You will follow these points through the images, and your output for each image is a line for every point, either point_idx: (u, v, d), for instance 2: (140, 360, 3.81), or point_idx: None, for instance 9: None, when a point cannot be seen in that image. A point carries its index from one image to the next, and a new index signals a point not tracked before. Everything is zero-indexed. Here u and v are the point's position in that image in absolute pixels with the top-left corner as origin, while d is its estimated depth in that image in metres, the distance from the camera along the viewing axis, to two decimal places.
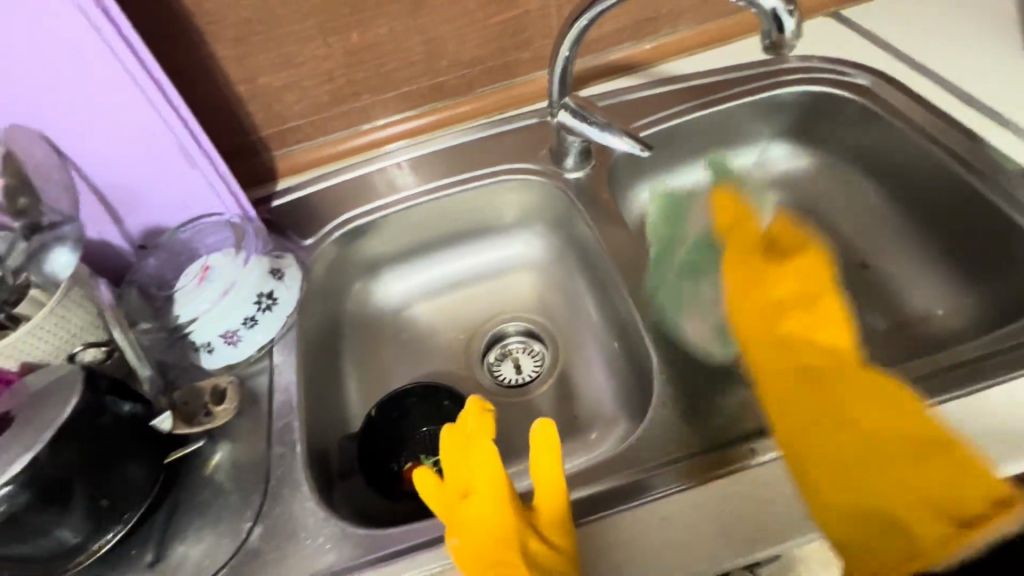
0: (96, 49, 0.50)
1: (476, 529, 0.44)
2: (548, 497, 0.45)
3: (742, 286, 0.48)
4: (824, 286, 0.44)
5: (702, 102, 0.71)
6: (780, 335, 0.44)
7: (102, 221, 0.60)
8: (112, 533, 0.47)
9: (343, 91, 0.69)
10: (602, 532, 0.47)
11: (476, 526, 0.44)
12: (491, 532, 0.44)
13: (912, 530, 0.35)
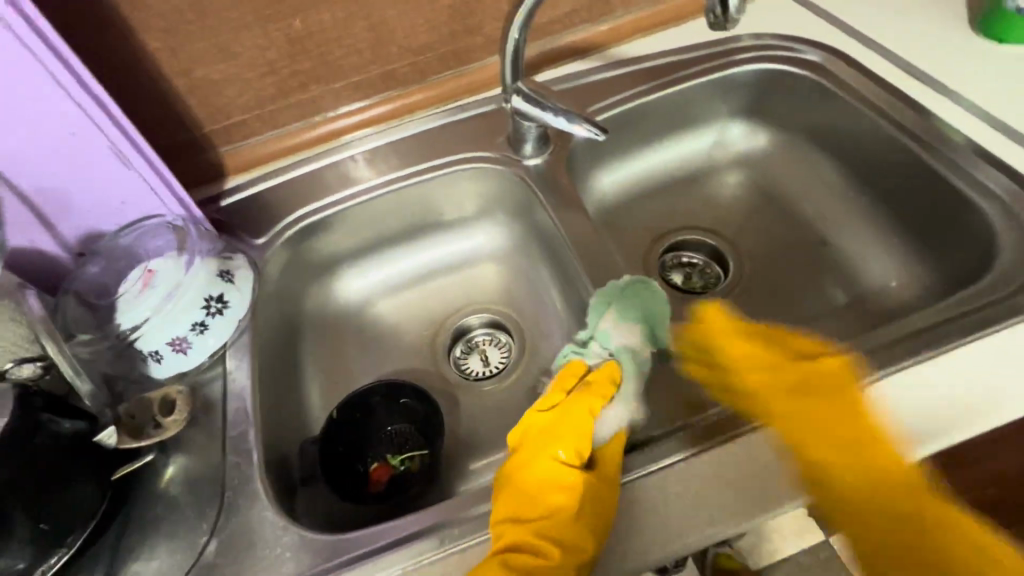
0: (8, 45, 0.46)
1: (539, 455, 0.48)
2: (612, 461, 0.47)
3: (809, 415, 0.49)
4: (845, 389, 0.49)
5: (658, 83, 0.71)
6: (878, 469, 0.46)
7: (33, 230, 0.57)
8: (56, 557, 0.44)
9: (288, 83, 0.67)
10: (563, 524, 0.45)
11: (538, 455, 0.48)
12: (546, 468, 0.47)
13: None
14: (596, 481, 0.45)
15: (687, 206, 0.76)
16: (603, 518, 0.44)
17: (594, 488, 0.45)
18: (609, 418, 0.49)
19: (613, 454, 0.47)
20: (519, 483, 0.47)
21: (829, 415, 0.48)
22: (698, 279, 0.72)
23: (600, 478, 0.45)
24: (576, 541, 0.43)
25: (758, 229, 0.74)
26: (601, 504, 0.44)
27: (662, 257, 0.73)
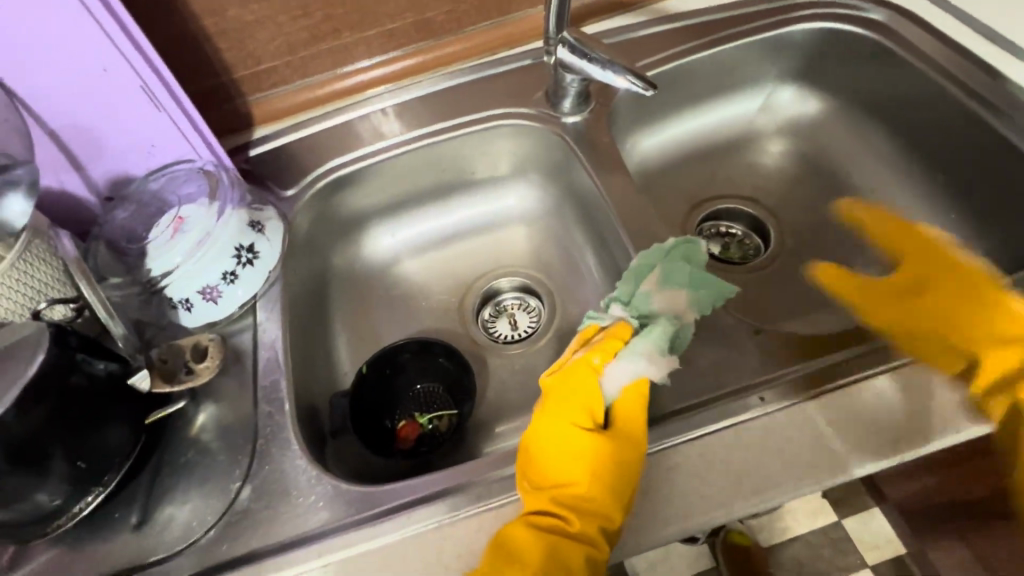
0: None
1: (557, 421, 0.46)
2: (634, 428, 0.45)
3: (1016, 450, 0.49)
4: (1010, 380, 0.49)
5: (708, 39, 0.67)
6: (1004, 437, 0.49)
7: (62, 170, 0.56)
8: (92, 495, 0.46)
9: (321, 27, 0.64)
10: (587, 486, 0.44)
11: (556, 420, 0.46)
12: (565, 433, 0.45)
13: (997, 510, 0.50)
14: (615, 445, 0.44)
15: (728, 173, 0.73)
16: (625, 483, 0.43)
17: (615, 451, 0.44)
18: (616, 375, 0.47)
19: (630, 411, 0.46)
20: (541, 449, 0.45)
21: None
22: (737, 249, 0.69)
23: (618, 441, 0.44)
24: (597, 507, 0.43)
25: (803, 200, 0.71)
26: (623, 467, 0.43)
27: (701, 226, 0.71)
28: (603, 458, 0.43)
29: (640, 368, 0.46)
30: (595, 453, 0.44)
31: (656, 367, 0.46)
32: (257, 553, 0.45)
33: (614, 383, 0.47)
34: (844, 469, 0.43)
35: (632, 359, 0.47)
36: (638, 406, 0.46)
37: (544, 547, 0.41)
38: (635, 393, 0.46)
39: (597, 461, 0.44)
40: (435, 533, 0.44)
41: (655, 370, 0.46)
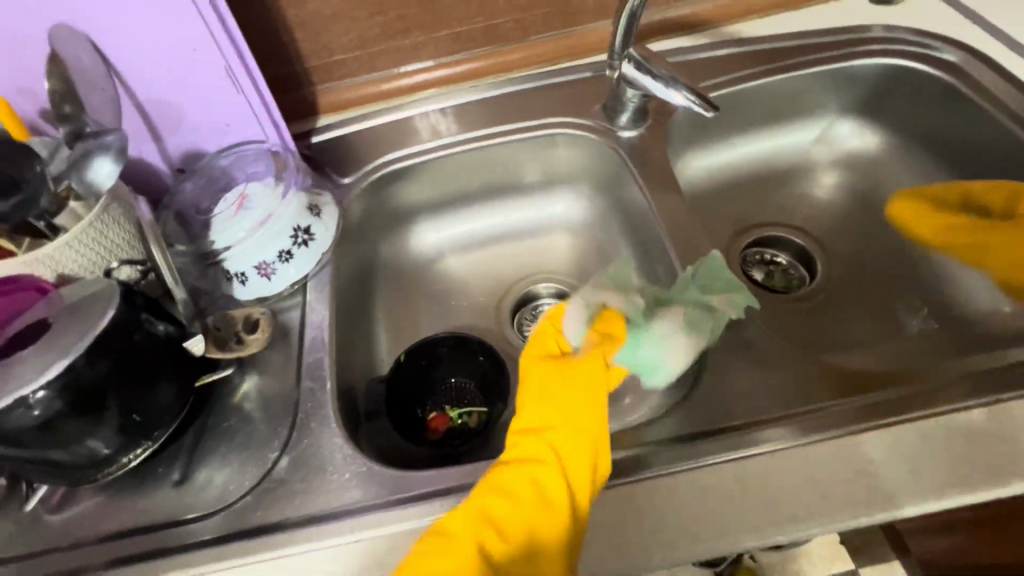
0: None
1: (533, 361, 0.48)
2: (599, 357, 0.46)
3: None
4: None
5: (772, 65, 0.67)
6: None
7: (143, 141, 0.59)
8: (141, 448, 0.48)
9: (393, 26, 0.67)
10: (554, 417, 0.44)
11: (531, 357, 0.48)
12: (536, 367, 0.47)
13: None
14: (580, 379, 0.45)
15: (779, 201, 0.73)
16: (587, 419, 0.44)
17: (576, 380, 0.45)
18: (576, 313, 0.49)
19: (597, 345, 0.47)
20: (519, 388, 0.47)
21: None
22: (781, 278, 0.69)
23: (584, 376, 0.45)
24: (560, 447, 0.43)
25: (854, 235, 0.70)
26: (583, 396, 0.45)
27: (746, 251, 0.70)
28: (567, 387, 0.45)
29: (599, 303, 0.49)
30: (560, 381, 0.45)
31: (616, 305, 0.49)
32: (288, 523, 0.46)
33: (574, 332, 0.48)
34: (885, 508, 0.42)
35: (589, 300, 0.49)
36: (611, 335, 0.48)
37: (507, 476, 0.42)
38: (608, 326, 0.48)
39: (562, 394, 0.45)
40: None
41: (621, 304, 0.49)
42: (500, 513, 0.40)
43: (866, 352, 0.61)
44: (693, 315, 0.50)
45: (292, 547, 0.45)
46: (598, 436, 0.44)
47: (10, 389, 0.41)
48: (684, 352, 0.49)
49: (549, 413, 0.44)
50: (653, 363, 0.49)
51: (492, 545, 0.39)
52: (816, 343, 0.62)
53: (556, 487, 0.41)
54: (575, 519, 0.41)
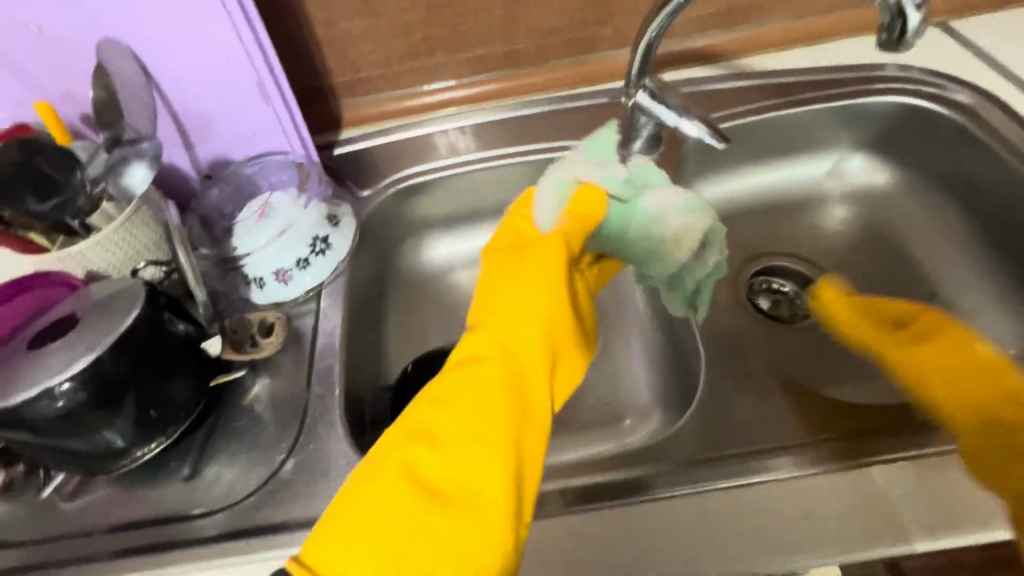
0: None
1: (496, 262, 0.49)
2: (563, 239, 0.48)
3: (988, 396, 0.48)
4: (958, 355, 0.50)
5: (784, 100, 0.69)
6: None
7: (175, 147, 0.62)
8: (155, 443, 0.50)
9: (417, 46, 0.69)
10: (509, 303, 0.45)
11: (495, 257, 0.49)
12: (497, 265, 0.48)
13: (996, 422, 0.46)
14: (537, 274, 0.45)
15: (788, 232, 0.73)
16: (541, 308, 0.44)
17: (534, 266, 0.46)
18: (541, 207, 0.51)
19: (563, 229, 0.49)
20: (483, 286, 0.48)
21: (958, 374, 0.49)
22: (787, 308, 0.69)
23: (542, 270, 0.46)
24: (511, 339, 0.43)
25: (862, 268, 0.70)
26: (540, 286, 0.45)
27: (753, 279, 0.71)
28: (524, 278, 0.46)
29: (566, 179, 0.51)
30: (519, 272, 0.46)
31: (590, 175, 0.52)
32: (289, 523, 0.48)
33: (546, 208, 0.50)
34: (875, 546, 0.42)
35: (553, 185, 0.52)
36: (590, 208, 0.51)
37: (462, 369, 0.42)
38: (589, 200, 0.51)
39: (517, 295, 0.45)
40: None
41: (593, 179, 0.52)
42: (448, 411, 0.40)
43: (866, 386, 0.61)
44: (684, 198, 0.53)
45: (292, 548, 0.46)
46: (554, 338, 0.44)
47: (37, 379, 0.43)
48: (682, 236, 0.53)
49: (503, 315, 0.45)
50: (651, 248, 0.53)
51: (436, 440, 0.39)
52: (817, 376, 0.63)
53: (505, 383, 0.41)
54: (526, 418, 0.41)
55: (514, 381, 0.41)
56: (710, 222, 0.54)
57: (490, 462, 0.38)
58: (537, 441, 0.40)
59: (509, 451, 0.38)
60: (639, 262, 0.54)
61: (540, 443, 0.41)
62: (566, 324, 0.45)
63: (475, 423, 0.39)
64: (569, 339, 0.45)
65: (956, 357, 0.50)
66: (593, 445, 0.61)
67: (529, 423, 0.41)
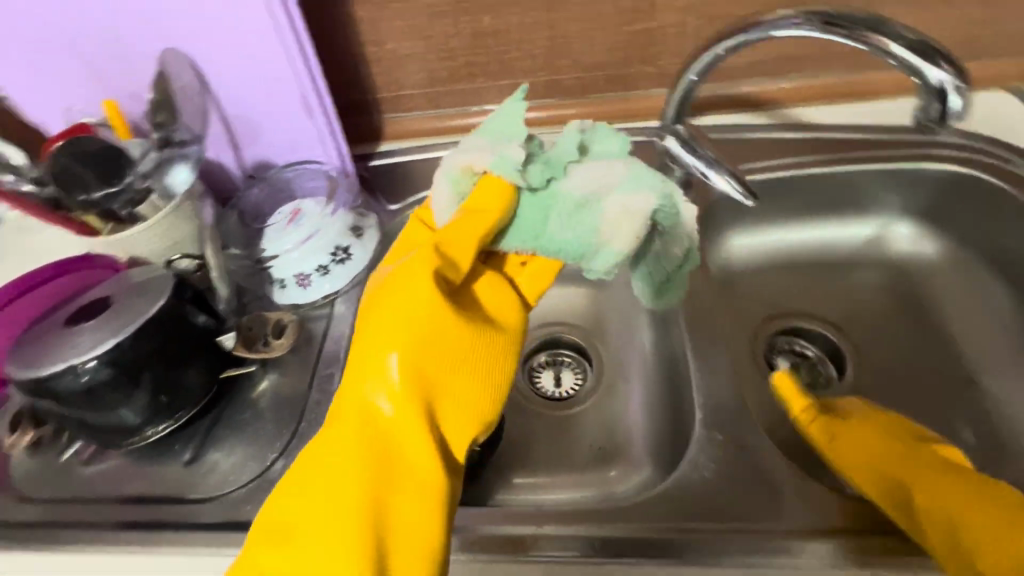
0: (255, 7, 0.55)
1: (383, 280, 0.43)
2: (449, 251, 0.41)
3: (871, 451, 0.47)
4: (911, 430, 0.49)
5: (829, 157, 0.66)
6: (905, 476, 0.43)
7: (223, 148, 0.66)
8: (164, 425, 0.53)
9: (460, 70, 0.71)
10: (384, 331, 0.39)
11: (381, 275, 0.44)
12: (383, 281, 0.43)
13: (886, 476, 0.44)
14: (408, 313, 0.39)
15: (818, 292, 0.70)
16: (419, 344, 0.39)
17: (411, 291, 0.39)
18: (438, 208, 0.45)
19: (450, 237, 0.41)
20: (366, 311, 0.43)
21: (895, 437, 0.47)
22: (806, 374, 0.66)
23: (412, 306, 0.39)
24: (381, 386, 0.38)
25: (894, 342, 0.65)
26: (420, 321, 0.39)
27: (774, 338, 0.68)
28: (400, 308, 0.40)
29: (457, 168, 0.43)
30: (395, 296, 0.40)
31: (481, 157, 0.43)
32: None
33: (444, 210, 0.45)
34: None
35: (447, 179, 0.44)
36: (487, 202, 0.42)
37: (330, 429, 0.39)
38: (487, 193, 0.43)
39: (387, 335, 0.39)
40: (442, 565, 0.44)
41: (485, 161, 0.43)
42: (310, 486, 0.37)
43: None
44: (622, 172, 0.44)
45: None
46: (427, 383, 0.39)
47: (64, 356, 0.47)
48: (623, 223, 0.43)
49: (368, 360, 0.39)
50: (589, 238, 0.44)
51: (297, 522, 0.36)
52: None
53: (365, 452, 0.37)
54: (397, 480, 0.38)
55: (382, 438, 0.38)
56: (663, 198, 0.44)
57: (347, 543, 0.35)
58: (415, 504, 0.37)
59: (369, 524, 0.36)
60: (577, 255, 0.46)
61: (418, 507, 0.37)
62: (446, 366, 0.40)
63: (335, 498, 0.36)
64: (453, 382, 0.40)
65: (895, 426, 0.49)
66: (579, 487, 0.60)
67: (400, 486, 0.38)
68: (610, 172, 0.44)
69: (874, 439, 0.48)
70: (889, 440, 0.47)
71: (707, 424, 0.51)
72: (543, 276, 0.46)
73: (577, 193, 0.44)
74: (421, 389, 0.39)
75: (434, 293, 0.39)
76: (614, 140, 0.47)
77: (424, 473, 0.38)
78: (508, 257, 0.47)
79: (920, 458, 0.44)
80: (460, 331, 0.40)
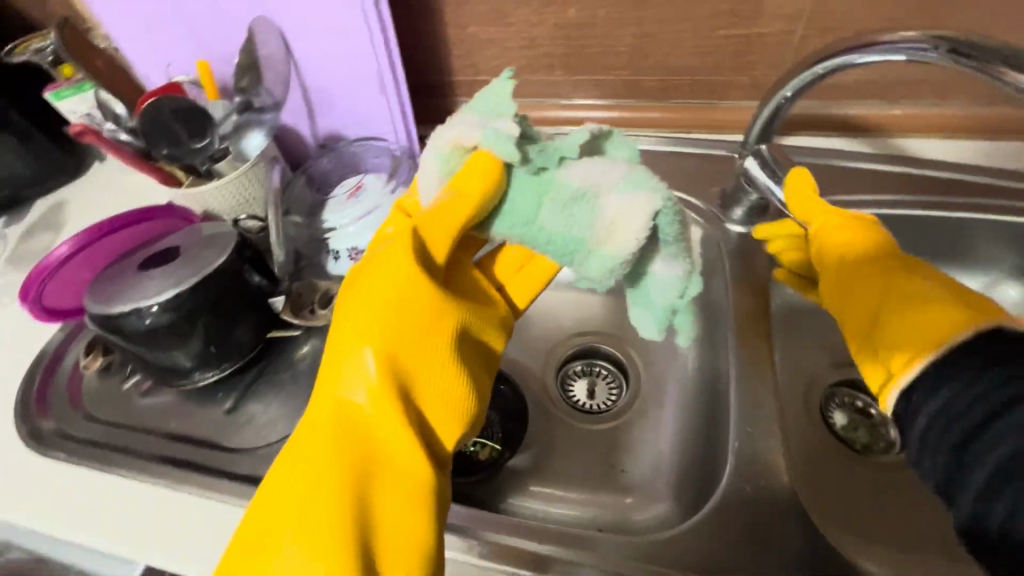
0: None
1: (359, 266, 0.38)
2: (432, 238, 0.36)
3: (842, 287, 0.44)
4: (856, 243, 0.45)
5: (936, 198, 0.58)
6: (861, 315, 0.40)
7: (300, 115, 0.69)
8: (213, 372, 0.57)
9: (539, 61, 0.69)
10: (353, 322, 0.35)
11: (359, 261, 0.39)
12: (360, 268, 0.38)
13: (863, 318, 0.40)
14: (389, 297, 0.35)
15: None
16: (397, 333, 0.35)
17: (392, 276, 0.35)
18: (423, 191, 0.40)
19: (432, 221, 0.36)
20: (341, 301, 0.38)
21: (848, 267, 0.44)
22: (863, 433, 0.59)
23: (395, 290, 0.35)
24: (353, 377, 0.34)
25: None
26: (399, 308, 0.35)
27: (834, 389, 0.62)
28: (376, 294, 0.35)
29: (446, 146, 0.38)
30: (371, 281, 0.36)
31: (469, 132, 0.38)
32: None
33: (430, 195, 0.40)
34: None
35: (435, 159, 0.39)
36: (474, 181, 0.37)
37: (305, 425, 0.35)
38: (473, 173, 0.37)
39: (364, 322, 0.35)
40: (450, 563, 0.45)
41: (473, 137, 0.37)
42: (290, 484, 0.33)
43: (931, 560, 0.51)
44: (627, 174, 0.36)
45: None
46: (407, 374, 0.35)
47: (133, 298, 0.50)
48: (618, 228, 0.35)
49: (340, 351, 0.35)
50: (579, 240, 0.37)
51: (273, 523, 0.33)
52: (876, 526, 0.53)
53: (346, 447, 0.34)
54: (382, 476, 0.34)
55: (362, 431, 0.34)
56: (666, 206, 0.36)
57: (330, 541, 0.32)
58: (401, 502, 0.34)
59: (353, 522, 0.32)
60: (565, 260, 0.38)
61: (404, 505, 0.34)
62: (428, 356, 0.35)
63: (310, 497, 0.32)
64: (436, 372, 0.35)
65: (837, 238, 0.46)
66: (595, 508, 0.58)
67: (382, 483, 0.34)
68: (610, 171, 0.37)
69: (847, 272, 0.44)
70: (852, 268, 0.43)
71: (739, 474, 0.47)
72: (534, 281, 0.43)
73: (568, 186, 0.36)
74: (397, 380, 0.34)
75: (418, 277, 0.35)
76: (622, 146, 0.41)
77: (407, 469, 0.34)
78: (505, 255, 0.43)
79: (880, 289, 0.41)
80: (446, 317, 0.36)
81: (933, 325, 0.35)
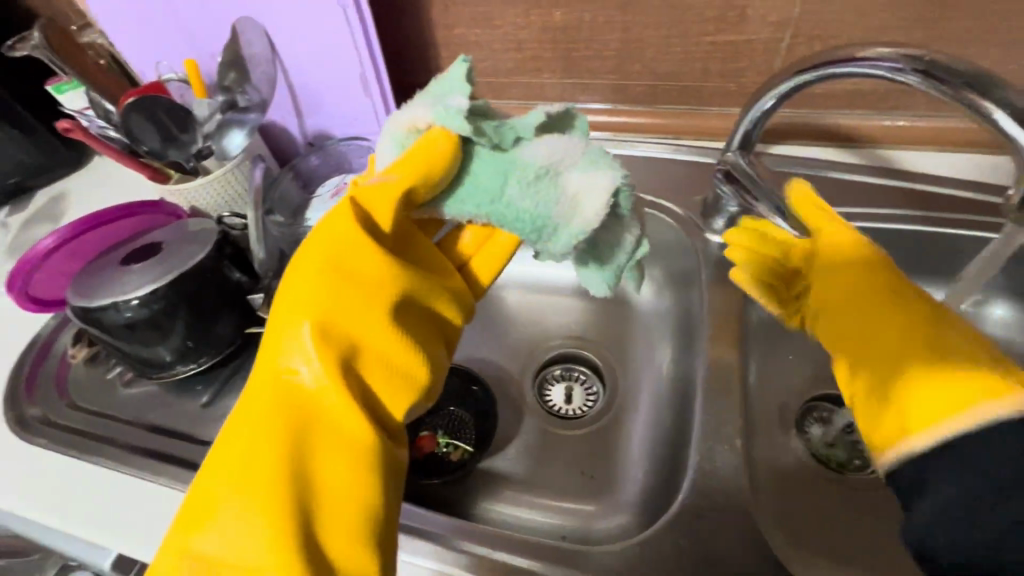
0: None
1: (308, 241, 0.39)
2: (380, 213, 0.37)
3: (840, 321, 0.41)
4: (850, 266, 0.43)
5: (922, 213, 0.57)
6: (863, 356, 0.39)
7: (288, 114, 0.69)
8: (192, 365, 0.59)
9: (527, 63, 0.68)
10: (296, 293, 0.36)
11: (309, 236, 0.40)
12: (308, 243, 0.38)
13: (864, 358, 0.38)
14: (333, 267, 0.36)
15: None
16: (339, 301, 0.35)
17: (337, 247, 0.36)
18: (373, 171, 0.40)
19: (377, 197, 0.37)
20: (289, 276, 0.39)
21: (848, 295, 0.42)
22: (841, 449, 0.58)
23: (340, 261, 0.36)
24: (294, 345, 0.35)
25: None
26: (343, 277, 0.36)
27: (814, 403, 0.61)
28: (320, 264, 0.36)
29: (398, 126, 0.39)
30: (316, 252, 0.36)
31: (425, 112, 0.38)
32: None
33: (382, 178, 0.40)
34: None
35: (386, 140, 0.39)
36: (422, 159, 0.37)
37: (248, 394, 0.35)
38: (423, 151, 0.37)
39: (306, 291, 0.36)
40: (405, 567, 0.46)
41: (429, 116, 0.38)
42: (231, 451, 0.34)
43: None
44: (582, 151, 0.39)
45: None
46: (350, 341, 0.35)
47: (112, 292, 0.52)
48: (582, 202, 0.37)
49: (283, 321, 0.36)
50: (545, 215, 0.38)
51: (212, 490, 0.33)
52: (841, 544, 0.53)
53: (285, 412, 0.34)
54: (322, 441, 0.34)
55: (302, 398, 0.35)
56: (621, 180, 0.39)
57: (266, 505, 0.32)
58: (342, 465, 0.34)
59: (291, 485, 0.32)
60: (531, 237, 0.39)
61: (345, 468, 0.34)
62: (373, 324, 0.36)
63: (250, 462, 0.33)
64: (382, 339, 0.36)
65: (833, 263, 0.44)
66: (563, 515, 0.58)
67: (323, 447, 0.34)
68: (567, 149, 0.39)
69: (843, 301, 0.42)
70: (848, 296, 0.42)
71: (696, 487, 0.47)
72: (493, 260, 0.44)
73: (530, 162, 0.38)
74: (338, 347, 0.35)
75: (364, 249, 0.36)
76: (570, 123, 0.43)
77: (348, 433, 0.34)
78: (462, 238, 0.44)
79: (880, 328, 0.39)
80: (390, 287, 0.37)
81: (952, 381, 0.33)
